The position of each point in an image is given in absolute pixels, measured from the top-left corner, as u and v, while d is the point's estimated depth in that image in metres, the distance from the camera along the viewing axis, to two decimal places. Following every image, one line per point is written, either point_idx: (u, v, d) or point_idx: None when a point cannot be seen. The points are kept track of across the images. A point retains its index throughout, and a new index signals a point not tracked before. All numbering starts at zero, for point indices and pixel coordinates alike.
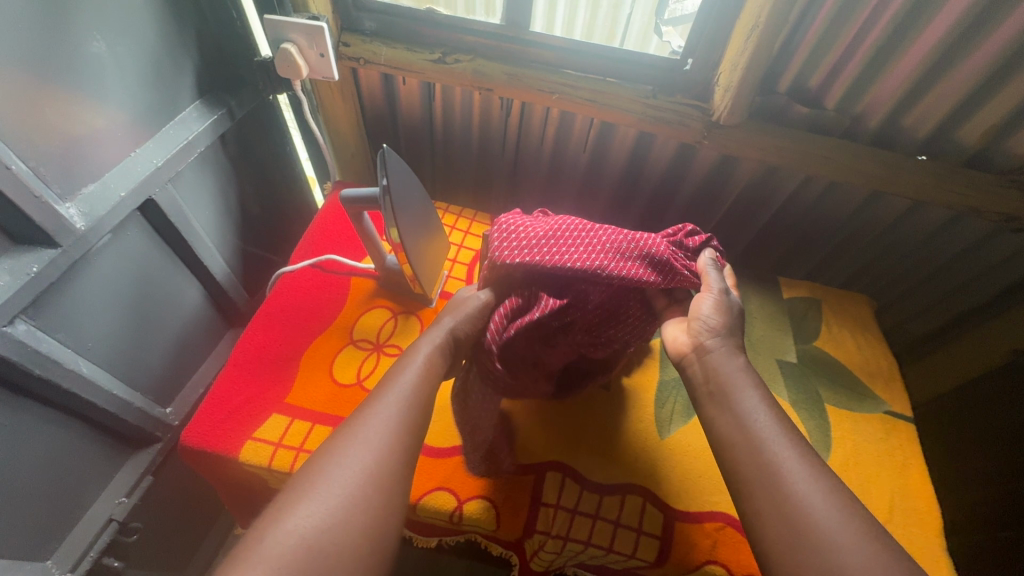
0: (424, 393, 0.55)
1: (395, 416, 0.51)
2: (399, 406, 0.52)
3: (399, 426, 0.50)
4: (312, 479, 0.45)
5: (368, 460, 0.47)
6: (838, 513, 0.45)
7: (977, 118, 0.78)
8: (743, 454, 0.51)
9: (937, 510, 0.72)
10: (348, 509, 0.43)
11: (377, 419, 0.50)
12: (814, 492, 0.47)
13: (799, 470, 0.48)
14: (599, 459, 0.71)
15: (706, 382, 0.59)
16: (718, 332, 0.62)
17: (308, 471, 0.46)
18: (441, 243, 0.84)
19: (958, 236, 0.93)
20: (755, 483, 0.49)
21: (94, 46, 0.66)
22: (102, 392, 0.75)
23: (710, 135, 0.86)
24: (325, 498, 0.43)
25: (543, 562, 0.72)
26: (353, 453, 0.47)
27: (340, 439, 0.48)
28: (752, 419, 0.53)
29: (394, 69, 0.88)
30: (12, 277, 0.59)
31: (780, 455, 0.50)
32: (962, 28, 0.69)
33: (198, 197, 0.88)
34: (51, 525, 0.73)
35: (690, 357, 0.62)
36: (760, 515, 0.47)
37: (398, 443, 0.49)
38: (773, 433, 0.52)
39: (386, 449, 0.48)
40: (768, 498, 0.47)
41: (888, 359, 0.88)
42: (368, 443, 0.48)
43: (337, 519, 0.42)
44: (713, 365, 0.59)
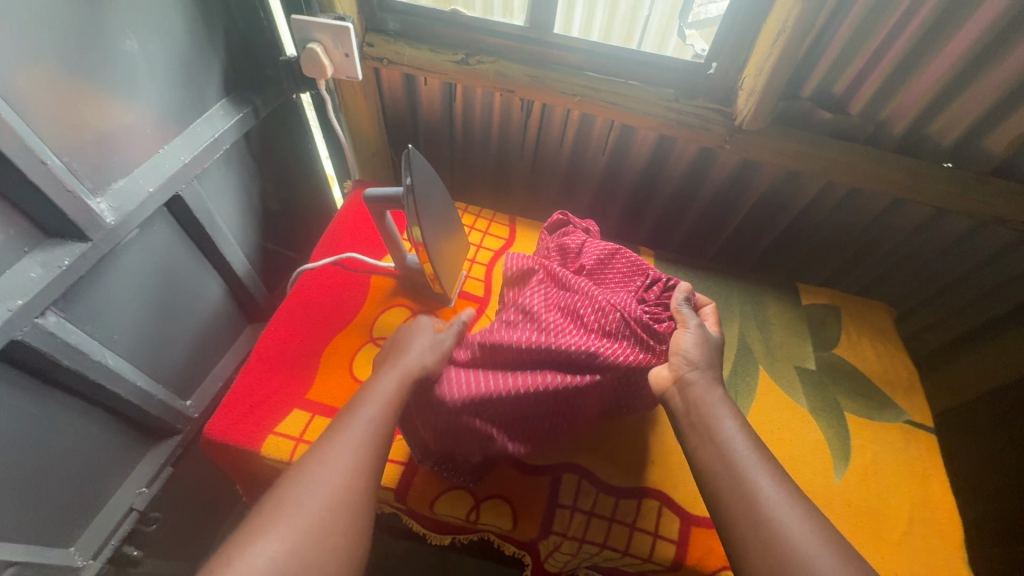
0: (385, 420, 0.56)
1: (359, 442, 0.53)
2: (363, 431, 0.54)
3: (362, 452, 0.52)
4: (277, 506, 0.47)
5: (331, 488, 0.49)
6: (816, 540, 0.47)
7: (1004, 127, 0.77)
8: (724, 484, 0.52)
9: (958, 523, 0.72)
10: (308, 537, 0.45)
11: (341, 447, 0.52)
12: (796, 519, 0.48)
13: (779, 498, 0.50)
14: (615, 463, 0.71)
15: (687, 413, 0.59)
16: (699, 364, 0.63)
17: (275, 495, 0.48)
18: (462, 244, 0.85)
19: (982, 245, 0.92)
20: (738, 512, 0.50)
21: (127, 44, 0.67)
22: (127, 383, 0.76)
23: (732, 140, 0.86)
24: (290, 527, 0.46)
25: (557, 563, 0.72)
26: (316, 480, 0.49)
27: (306, 464, 0.51)
28: (733, 447, 0.54)
29: (416, 69, 0.88)
30: (45, 270, 0.60)
31: (760, 484, 0.51)
32: (993, 35, 0.68)
33: (222, 194, 0.90)
34: (74, 513, 0.74)
35: (672, 390, 0.62)
36: (742, 542, 0.49)
37: (359, 470, 0.51)
38: (754, 461, 0.53)
39: (348, 475, 0.50)
40: (750, 527, 0.49)
41: (909, 368, 0.87)
42: (330, 470, 0.50)
43: (300, 546, 0.45)
44: (695, 397, 0.60)
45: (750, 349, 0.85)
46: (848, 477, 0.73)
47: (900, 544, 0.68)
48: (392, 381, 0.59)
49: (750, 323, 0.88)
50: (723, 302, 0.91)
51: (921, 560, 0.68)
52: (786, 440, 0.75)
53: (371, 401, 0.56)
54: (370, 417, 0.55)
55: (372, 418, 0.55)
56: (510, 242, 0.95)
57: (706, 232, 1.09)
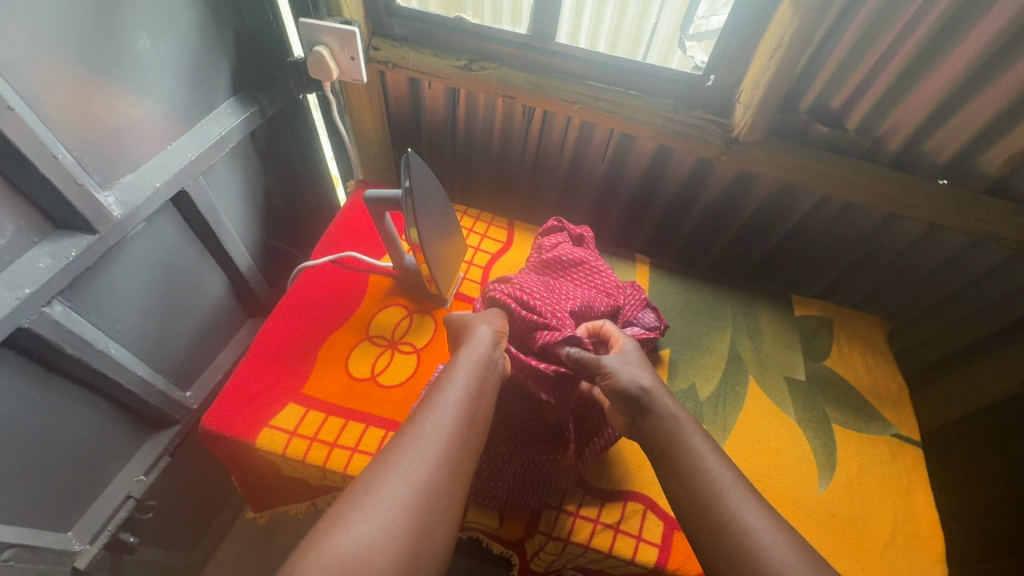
0: (474, 400, 0.55)
1: (444, 428, 0.51)
2: (448, 416, 0.52)
3: (449, 439, 0.50)
4: (363, 490, 0.45)
5: (417, 471, 0.47)
6: (791, 556, 0.47)
7: (998, 147, 0.78)
8: (699, 505, 0.52)
9: (941, 536, 0.72)
10: (411, 513, 0.44)
11: (426, 430, 0.50)
12: (769, 535, 0.49)
13: (753, 516, 0.50)
14: (599, 466, 0.73)
15: (654, 444, 0.58)
16: (650, 392, 0.61)
17: (364, 478, 0.46)
18: (459, 245, 0.86)
19: (975, 262, 0.92)
20: (713, 534, 0.50)
21: (140, 43, 0.69)
22: (128, 372, 0.78)
23: (728, 151, 0.87)
24: (378, 509, 0.43)
25: (542, 563, 0.73)
26: (405, 465, 0.47)
27: (393, 448, 0.49)
28: (707, 470, 0.54)
29: (420, 73, 0.90)
30: (53, 260, 0.62)
31: (735, 507, 0.51)
32: (987, 56, 0.69)
33: (226, 190, 0.91)
34: (72, 498, 0.76)
35: (632, 422, 0.61)
36: (720, 563, 0.48)
37: (446, 457, 0.49)
38: (728, 481, 0.53)
39: (436, 461, 0.48)
40: (725, 546, 0.49)
41: (899, 382, 0.88)
42: (415, 455, 0.48)
43: (388, 531, 0.42)
44: (653, 426, 0.59)
45: (740, 357, 0.86)
46: (832, 487, 0.74)
47: (882, 555, 0.69)
48: (469, 368, 0.58)
49: (741, 332, 0.89)
50: (716, 310, 0.92)
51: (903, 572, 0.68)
52: (772, 449, 0.76)
53: (451, 391, 0.55)
54: (455, 403, 0.53)
55: (456, 403, 0.54)
56: (508, 245, 0.97)
57: (703, 240, 1.10)
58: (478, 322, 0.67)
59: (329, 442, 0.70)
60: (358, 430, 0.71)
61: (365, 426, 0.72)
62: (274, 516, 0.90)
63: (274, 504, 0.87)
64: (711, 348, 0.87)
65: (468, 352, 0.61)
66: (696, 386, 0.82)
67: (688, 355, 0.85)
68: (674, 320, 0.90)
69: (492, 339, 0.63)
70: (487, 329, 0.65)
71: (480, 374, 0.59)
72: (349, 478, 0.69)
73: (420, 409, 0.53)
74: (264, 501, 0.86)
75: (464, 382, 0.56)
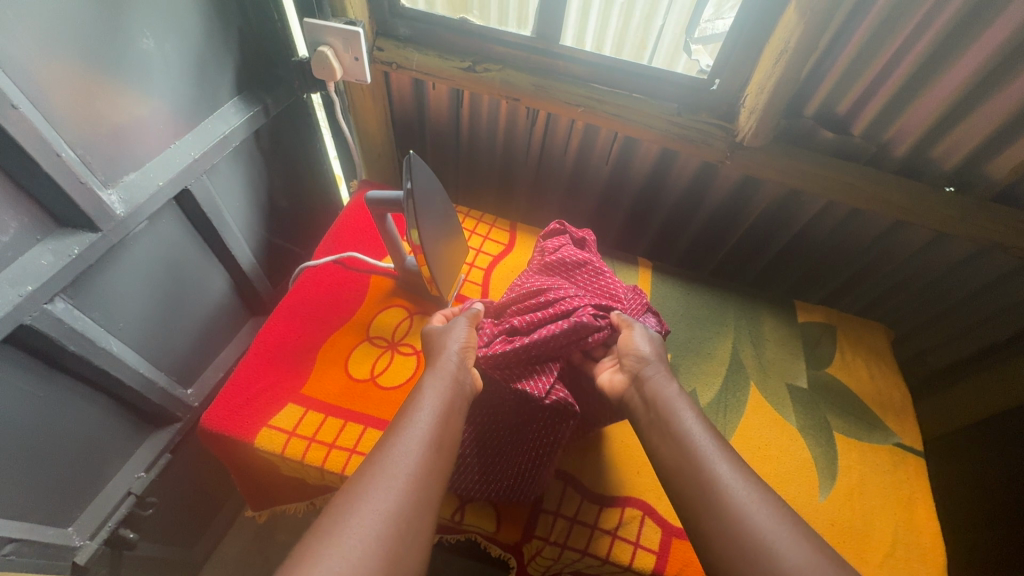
0: (442, 428, 0.52)
1: (414, 454, 0.48)
2: (419, 442, 0.50)
3: (419, 466, 0.48)
4: (329, 526, 0.41)
5: (389, 502, 0.44)
6: (771, 513, 0.46)
7: (1005, 155, 0.77)
8: (687, 474, 0.51)
9: (942, 547, 0.72)
10: (379, 552, 0.41)
11: (396, 458, 0.47)
12: (754, 499, 0.47)
13: (736, 481, 0.49)
14: (598, 471, 0.73)
15: (646, 411, 0.60)
16: (649, 360, 0.65)
17: (329, 511, 0.43)
18: (460, 247, 0.86)
19: (981, 271, 0.91)
20: (699, 503, 0.49)
21: (144, 43, 0.69)
22: (130, 370, 0.78)
23: (733, 155, 0.86)
24: (346, 545, 0.40)
25: (539, 567, 0.72)
26: (375, 496, 0.44)
27: (360, 477, 0.46)
28: (691, 435, 0.54)
29: (424, 74, 0.90)
30: (55, 258, 0.62)
31: (718, 469, 0.50)
32: (995, 63, 0.68)
33: (230, 190, 0.92)
34: (72, 494, 0.76)
35: (629, 391, 0.63)
36: (711, 533, 0.47)
37: (416, 487, 0.46)
38: (714, 450, 0.52)
39: (408, 491, 0.45)
40: (710, 514, 0.47)
41: (902, 391, 0.87)
42: (385, 484, 0.45)
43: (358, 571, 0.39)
44: (652, 392, 0.60)
45: (741, 363, 0.86)
46: (833, 496, 0.73)
47: (882, 566, 0.68)
48: (438, 391, 0.56)
49: (744, 339, 0.89)
50: (718, 316, 0.92)
51: None
52: (772, 457, 0.76)
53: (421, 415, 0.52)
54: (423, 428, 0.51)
55: (426, 428, 0.51)
56: (510, 248, 0.97)
57: (707, 245, 1.10)
58: (449, 337, 0.65)
59: (328, 443, 0.70)
60: (357, 431, 0.71)
61: (364, 427, 0.72)
62: (272, 514, 0.90)
63: (273, 504, 0.87)
64: (713, 354, 0.87)
65: (436, 373, 0.59)
66: (697, 391, 0.82)
67: (689, 360, 0.85)
68: (675, 325, 0.90)
69: (460, 359, 0.62)
70: (455, 349, 0.63)
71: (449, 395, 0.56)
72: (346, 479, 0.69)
73: (388, 435, 0.51)
74: (264, 500, 0.86)
75: (432, 405, 0.54)
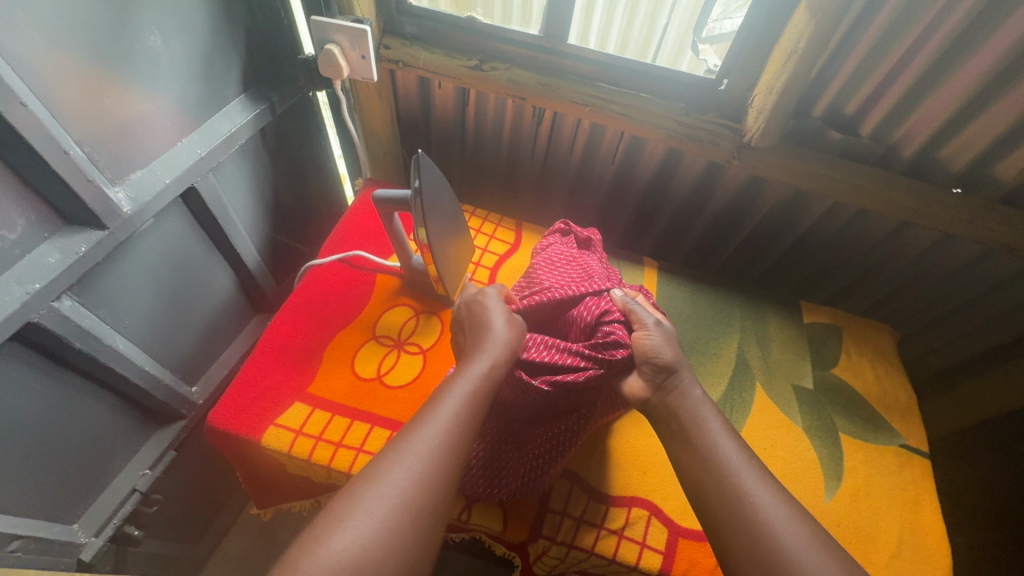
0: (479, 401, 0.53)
1: (453, 426, 0.49)
2: (457, 415, 0.51)
3: (456, 439, 0.49)
4: (366, 489, 0.43)
5: (423, 473, 0.45)
6: (801, 534, 0.46)
7: (1013, 158, 0.77)
8: (711, 485, 0.51)
9: (947, 548, 0.72)
10: (399, 521, 0.42)
11: (435, 429, 0.49)
12: (779, 511, 0.48)
13: (763, 494, 0.50)
14: (604, 471, 0.73)
15: (670, 421, 0.59)
16: (673, 367, 0.63)
17: (366, 475, 0.45)
18: (467, 246, 0.86)
19: (988, 272, 0.91)
20: (723, 515, 0.49)
21: (151, 40, 0.69)
22: (136, 367, 0.78)
23: (740, 155, 0.86)
24: (380, 511, 0.42)
25: (545, 566, 0.73)
26: (412, 465, 0.45)
27: (399, 444, 0.47)
28: (718, 450, 0.54)
29: (431, 72, 0.90)
30: (63, 256, 0.62)
31: (745, 485, 0.50)
32: (1005, 65, 0.68)
33: (235, 187, 0.91)
34: (77, 491, 0.76)
35: (652, 400, 0.63)
36: (733, 549, 0.47)
37: (446, 459, 0.47)
38: (738, 461, 0.53)
39: (442, 464, 0.47)
40: (735, 527, 0.48)
41: (907, 392, 0.87)
42: (422, 454, 0.46)
43: (389, 536, 0.41)
44: (674, 404, 0.60)
45: (748, 364, 0.86)
46: (838, 497, 0.73)
47: (887, 567, 0.69)
48: (485, 364, 0.57)
49: (750, 340, 0.89)
50: (724, 316, 0.92)
51: None
52: (779, 458, 0.76)
53: (460, 387, 0.53)
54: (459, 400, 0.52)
55: (465, 401, 0.52)
56: (515, 247, 0.97)
57: (712, 245, 1.10)
58: (494, 316, 0.64)
59: (335, 442, 0.70)
60: (364, 430, 0.71)
61: (371, 426, 0.72)
62: (277, 512, 0.90)
63: (278, 501, 0.87)
64: (719, 354, 0.86)
65: (483, 348, 0.59)
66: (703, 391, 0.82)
67: (696, 360, 0.85)
68: (681, 325, 0.90)
69: (508, 339, 0.62)
70: (501, 330, 0.62)
71: (492, 368, 0.58)
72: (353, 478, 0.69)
73: (427, 403, 0.52)
74: (269, 498, 0.86)
75: (473, 377, 0.55)
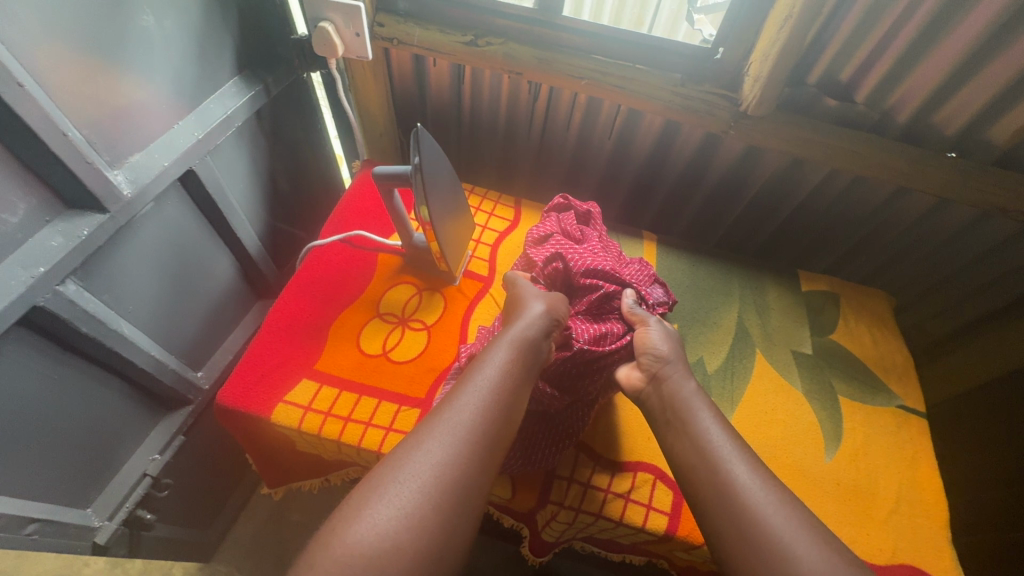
0: (508, 385, 0.53)
1: (475, 414, 0.49)
2: (479, 402, 0.50)
3: (480, 427, 0.48)
4: (384, 480, 0.43)
5: (446, 461, 0.44)
6: (790, 522, 0.46)
7: (1007, 119, 0.77)
8: (702, 475, 0.52)
9: (944, 503, 0.74)
10: (435, 501, 0.42)
11: (459, 415, 0.48)
12: (763, 493, 0.49)
13: (753, 484, 0.50)
14: (611, 437, 0.74)
15: (663, 411, 0.61)
16: (668, 360, 0.65)
17: (387, 466, 0.44)
18: (468, 224, 0.86)
19: (982, 236, 0.93)
20: (717, 502, 0.49)
21: (144, 20, 0.68)
22: (142, 352, 0.79)
23: (736, 125, 0.86)
24: (400, 501, 0.41)
25: (554, 533, 0.75)
26: (433, 447, 0.45)
27: (420, 434, 0.47)
28: (708, 437, 0.55)
29: (425, 49, 0.89)
30: (65, 239, 0.62)
31: (734, 471, 0.51)
32: (999, 25, 0.68)
33: (233, 171, 0.91)
34: (88, 476, 0.77)
35: (647, 390, 0.64)
36: (725, 534, 0.47)
37: (479, 441, 0.47)
38: (724, 443, 0.54)
39: (467, 446, 0.46)
40: (725, 516, 0.48)
41: (904, 355, 0.89)
42: (444, 440, 0.46)
43: (412, 526, 0.40)
44: (670, 392, 0.61)
45: (747, 332, 0.87)
46: (838, 457, 0.75)
47: (886, 522, 0.71)
48: (504, 353, 0.56)
49: (748, 308, 0.90)
50: (724, 285, 0.93)
51: (906, 538, 0.70)
52: (779, 421, 0.77)
53: (484, 376, 0.52)
54: (489, 384, 0.52)
55: (490, 388, 0.51)
56: (515, 223, 0.97)
57: (710, 218, 1.11)
58: (532, 299, 0.66)
59: (343, 417, 0.71)
60: (372, 404, 0.73)
61: (379, 401, 0.73)
62: (287, 491, 0.91)
63: (288, 480, 0.88)
64: (719, 323, 0.88)
65: (509, 332, 0.59)
66: (704, 359, 0.83)
67: (695, 329, 0.86)
68: (681, 296, 0.91)
69: (542, 319, 0.62)
70: (541, 314, 0.63)
71: (518, 356, 0.57)
72: (363, 451, 0.70)
73: (450, 393, 0.51)
74: (279, 478, 0.87)
75: (501, 361, 0.55)
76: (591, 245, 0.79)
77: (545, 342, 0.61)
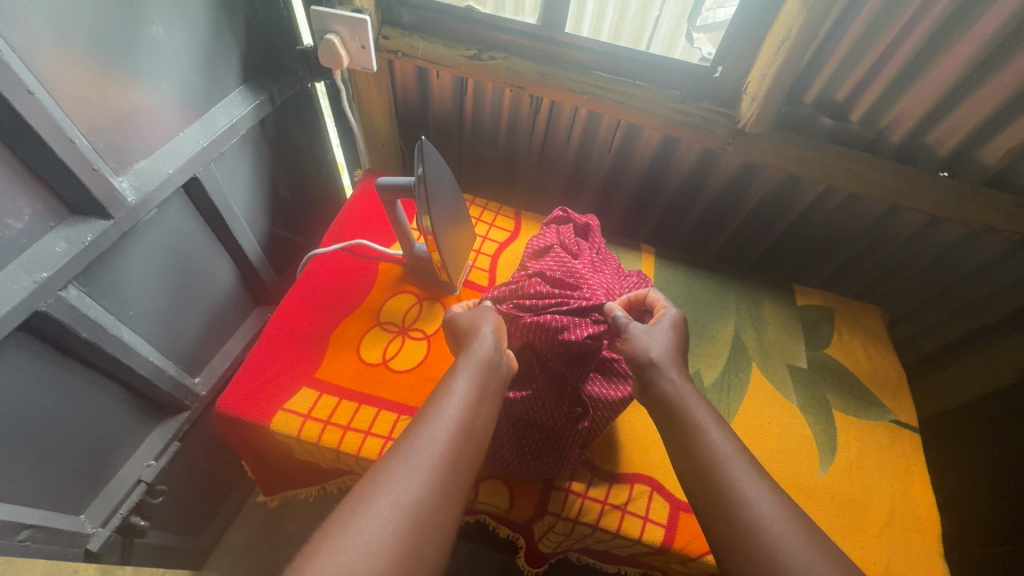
0: (470, 414, 0.52)
1: (440, 442, 0.48)
2: (444, 431, 0.49)
3: (444, 455, 0.48)
4: (347, 515, 0.42)
5: (409, 490, 0.44)
6: (789, 528, 0.46)
7: (997, 141, 0.79)
8: (699, 479, 0.51)
9: (936, 518, 0.75)
10: (399, 534, 0.41)
11: (424, 444, 0.48)
12: (761, 500, 0.48)
13: (753, 489, 0.49)
14: (608, 449, 0.75)
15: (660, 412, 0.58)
16: (658, 358, 0.61)
17: (350, 500, 0.43)
18: (468, 234, 0.87)
19: (973, 254, 0.94)
20: (716, 510, 0.49)
21: (154, 30, 0.69)
22: (140, 358, 0.78)
23: (734, 142, 0.88)
24: (363, 535, 0.40)
25: (551, 544, 0.75)
26: (395, 481, 0.44)
27: (382, 466, 0.46)
28: (708, 439, 0.53)
29: (430, 62, 0.91)
30: (69, 245, 0.63)
31: (734, 475, 0.50)
32: (988, 51, 0.70)
33: (236, 178, 0.92)
34: (83, 483, 0.77)
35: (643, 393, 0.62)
36: (725, 540, 0.47)
37: (443, 471, 0.46)
38: (730, 452, 0.52)
39: (430, 477, 0.45)
40: (723, 522, 0.48)
41: (897, 369, 0.90)
42: (409, 472, 0.45)
43: (375, 561, 0.39)
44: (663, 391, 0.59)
45: (742, 345, 0.88)
46: (833, 471, 0.76)
47: (880, 536, 0.71)
48: (466, 381, 0.56)
49: (744, 320, 0.91)
50: (721, 299, 0.94)
51: (900, 553, 0.70)
52: (775, 434, 0.78)
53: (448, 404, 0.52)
54: (452, 415, 0.51)
55: (453, 420, 0.51)
56: (515, 235, 0.98)
57: (708, 231, 1.12)
58: (479, 322, 0.66)
59: (343, 425, 0.71)
60: (371, 414, 0.73)
61: (378, 410, 0.73)
62: (284, 499, 0.91)
63: (285, 488, 0.88)
64: (715, 335, 0.89)
65: (467, 359, 0.59)
66: (701, 372, 0.84)
67: (692, 342, 0.87)
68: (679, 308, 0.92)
69: (494, 341, 0.63)
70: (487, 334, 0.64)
71: (480, 385, 0.57)
72: (362, 461, 0.70)
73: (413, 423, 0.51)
74: (276, 485, 0.87)
75: (464, 390, 0.54)
76: (587, 258, 0.79)
77: (501, 356, 0.62)
